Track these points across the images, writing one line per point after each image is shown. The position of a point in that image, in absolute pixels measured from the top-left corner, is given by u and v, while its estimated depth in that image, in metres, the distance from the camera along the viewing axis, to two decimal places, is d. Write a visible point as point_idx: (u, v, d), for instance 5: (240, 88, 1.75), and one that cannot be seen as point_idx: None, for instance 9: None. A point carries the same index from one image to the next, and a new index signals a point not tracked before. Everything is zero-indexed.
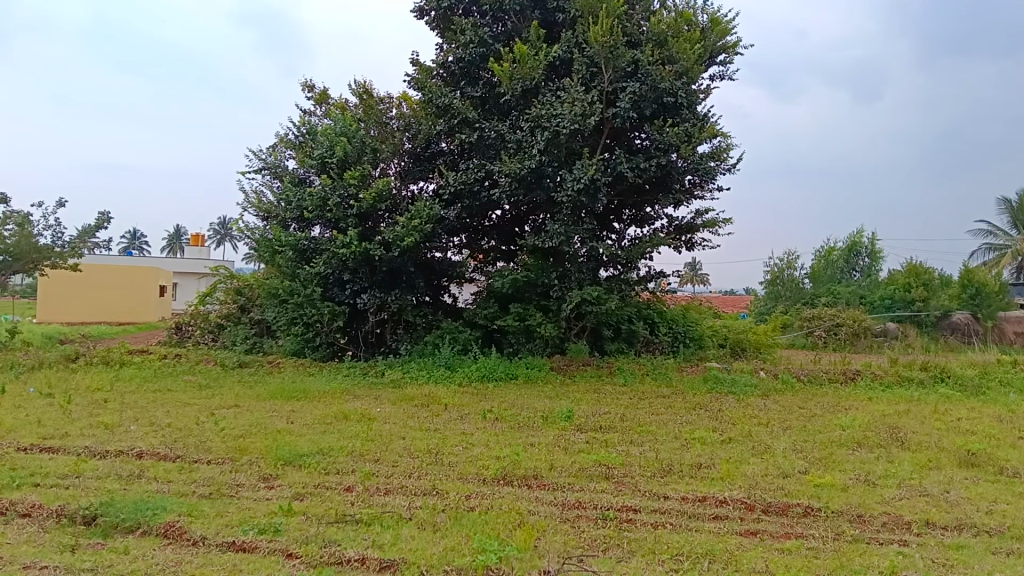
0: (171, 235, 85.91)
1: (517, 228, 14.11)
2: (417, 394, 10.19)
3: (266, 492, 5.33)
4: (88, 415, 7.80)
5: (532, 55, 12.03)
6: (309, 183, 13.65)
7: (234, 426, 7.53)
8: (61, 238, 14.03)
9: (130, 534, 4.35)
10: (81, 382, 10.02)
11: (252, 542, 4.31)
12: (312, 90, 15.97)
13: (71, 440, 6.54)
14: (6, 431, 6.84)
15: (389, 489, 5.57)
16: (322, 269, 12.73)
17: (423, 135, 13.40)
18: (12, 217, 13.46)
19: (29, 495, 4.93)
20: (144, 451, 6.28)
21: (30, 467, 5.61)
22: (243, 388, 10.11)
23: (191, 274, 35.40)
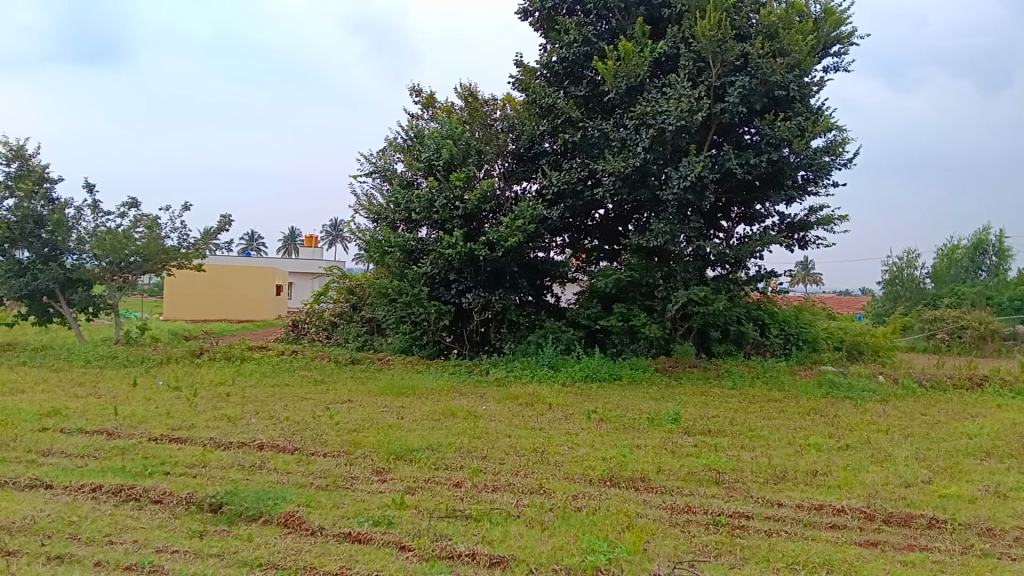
0: (287, 237, 89.61)
1: (621, 228, 13.96)
2: (522, 392, 10.25)
3: (379, 485, 5.46)
4: (213, 407, 8.21)
5: (637, 52, 11.90)
6: (416, 185, 13.93)
7: (348, 421, 7.76)
8: (187, 240, 14.79)
9: (253, 522, 4.54)
10: (206, 376, 10.56)
11: (367, 533, 4.43)
12: (420, 95, 16.28)
13: (198, 432, 6.89)
14: (139, 421, 7.27)
15: (497, 486, 5.61)
16: (428, 269, 12.98)
17: (527, 136, 13.43)
18: (143, 220, 14.28)
19: (161, 482, 5.22)
20: (265, 443, 6.54)
21: (161, 455, 5.93)
22: (355, 384, 10.43)
23: (305, 275, 36.76)
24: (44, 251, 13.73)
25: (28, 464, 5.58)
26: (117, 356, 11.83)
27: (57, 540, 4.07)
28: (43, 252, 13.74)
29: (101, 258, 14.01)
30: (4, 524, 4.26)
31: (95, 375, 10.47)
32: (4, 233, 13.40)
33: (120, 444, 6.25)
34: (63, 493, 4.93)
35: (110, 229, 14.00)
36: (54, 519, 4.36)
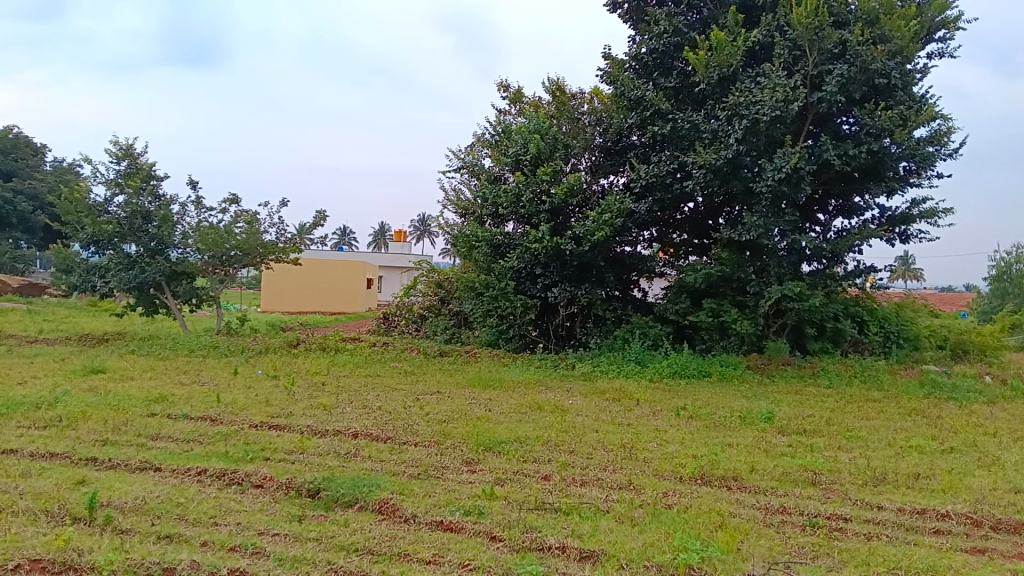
0: (377, 231, 91.54)
1: (711, 221, 13.67)
2: (608, 388, 10.18)
3: (468, 475, 5.52)
4: (309, 396, 8.48)
5: (730, 41, 11.63)
6: (504, 180, 14.00)
7: (438, 412, 7.87)
8: (284, 234, 15.27)
9: (349, 508, 4.66)
10: (302, 366, 10.90)
11: (459, 523, 4.48)
12: (508, 90, 16.34)
13: (295, 419, 7.11)
14: (240, 408, 7.56)
15: (585, 480, 5.59)
16: (515, 263, 13.02)
17: (615, 129, 13.31)
18: (243, 216, 14.79)
19: (261, 467, 5.41)
20: (359, 431, 6.70)
21: (261, 442, 6.15)
22: (444, 376, 10.58)
23: (395, 268, 37.44)
24: (151, 245, 14.41)
25: (139, 447, 5.87)
26: (218, 346, 12.31)
27: (166, 520, 4.27)
28: (151, 246, 14.41)
29: (204, 252, 14.61)
30: (118, 503, 4.50)
31: (199, 364, 10.92)
32: (115, 227, 14.12)
33: (223, 430, 6.50)
34: (170, 475, 5.17)
35: (212, 224, 14.57)
36: (162, 501, 4.57)
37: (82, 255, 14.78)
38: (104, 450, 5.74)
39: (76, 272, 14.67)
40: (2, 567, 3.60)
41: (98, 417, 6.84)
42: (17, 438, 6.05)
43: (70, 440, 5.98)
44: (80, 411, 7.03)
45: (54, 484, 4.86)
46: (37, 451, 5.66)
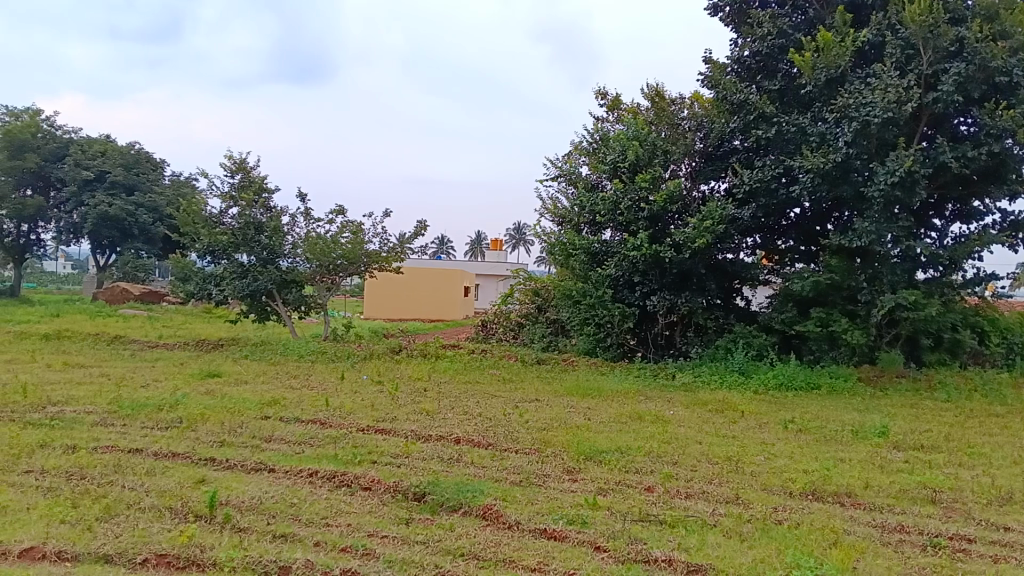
0: (475, 239, 92.57)
1: (818, 227, 13.22)
2: (711, 398, 9.96)
3: (571, 484, 5.49)
4: (412, 401, 8.63)
5: (838, 41, 11.26)
6: (602, 188, 13.92)
7: (537, 419, 7.87)
8: (387, 243, 15.62)
9: (453, 513, 4.72)
10: (405, 371, 11.13)
11: (563, 531, 4.46)
12: (606, 97, 16.23)
13: (399, 424, 7.25)
14: (347, 412, 7.77)
15: (690, 493, 5.48)
16: (613, 271, 12.89)
17: (716, 134, 13.00)
18: (349, 226, 15.21)
19: (369, 470, 5.53)
20: (460, 437, 6.77)
21: (368, 445, 6.29)
22: (542, 383, 10.59)
23: (492, 276, 37.76)
24: (264, 255, 14.97)
25: (254, 448, 6.10)
26: (325, 351, 12.69)
27: (280, 519, 4.41)
28: (263, 255, 14.98)
29: (312, 261, 15.12)
30: (236, 502, 4.68)
31: (307, 368, 11.29)
32: (230, 238, 14.76)
33: (331, 433, 6.69)
34: (283, 476, 5.35)
35: (320, 235, 15.05)
36: (277, 500, 4.73)
37: (199, 265, 15.50)
38: (221, 450, 5.99)
39: (193, 280, 15.33)
40: (132, 561, 3.80)
41: (216, 418, 7.16)
42: (143, 437, 6.39)
43: (191, 441, 6.27)
44: (199, 412, 7.37)
45: (177, 482, 5.09)
46: (161, 450, 5.96)
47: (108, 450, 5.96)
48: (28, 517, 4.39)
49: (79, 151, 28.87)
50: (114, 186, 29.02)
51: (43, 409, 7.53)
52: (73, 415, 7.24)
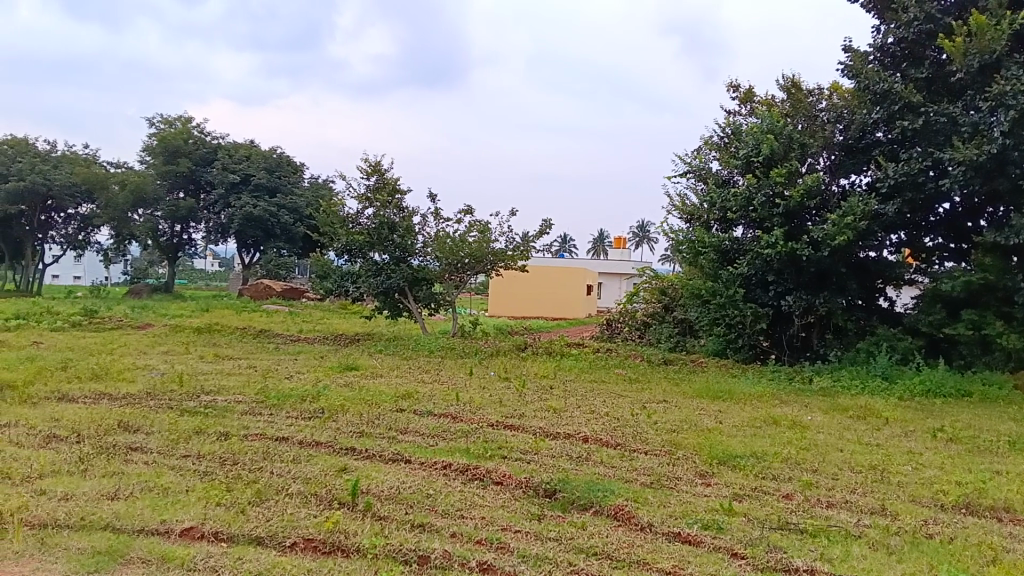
0: (598, 237, 92.23)
1: (971, 223, 12.40)
2: (851, 404, 9.52)
3: (704, 489, 5.37)
4: (540, 398, 8.69)
5: (993, 25, 10.53)
6: (733, 184, 13.60)
7: (666, 421, 7.74)
8: (513, 242, 15.75)
9: (584, 511, 4.70)
10: (531, 369, 11.21)
11: (697, 536, 4.36)
12: (738, 90, 15.75)
13: (528, 421, 7.29)
14: (477, 407, 7.90)
15: (832, 502, 5.24)
16: (745, 270, 12.56)
17: (857, 125, 12.36)
18: (476, 225, 15.42)
19: (500, 465, 5.60)
20: (589, 436, 6.74)
21: (498, 440, 6.37)
22: (670, 385, 10.41)
23: (616, 274, 37.45)
24: (396, 253, 15.43)
25: (390, 440, 6.30)
26: (454, 347, 12.94)
27: (418, 510, 4.52)
28: (395, 254, 15.47)
29: (441, 260, 15.50)
30: (376, 491, 4.84)
31: (436, 364, 11.54)
32: (365, 237, 15.31)
33: (463, 428, 6.81)
34: (419, 468, 5.48)
35: (449, 234, 15.37)
36: (415, 491, 4.86)
37: (336, 263, 16.14)
38: (360, 441, 6.22)
39: (331, 278, 16.00)
40: (282, 544, 4.00)
41: (355, 410, 7.45)
42: (288, 426, 6.71)
43: (332, 431, 6.53)
44: (339, 404, 7.67)
45: (320, 470, 5.32)
46: (305, 439, 6.24)
47: (256, 438, 6.28)
48: (188, 499, 4.69)
49: (226, 156, 30.65)
50: (258, 188, 30.61)
51: (197, 397, 8.03)
52: (223, 404, 7.69)
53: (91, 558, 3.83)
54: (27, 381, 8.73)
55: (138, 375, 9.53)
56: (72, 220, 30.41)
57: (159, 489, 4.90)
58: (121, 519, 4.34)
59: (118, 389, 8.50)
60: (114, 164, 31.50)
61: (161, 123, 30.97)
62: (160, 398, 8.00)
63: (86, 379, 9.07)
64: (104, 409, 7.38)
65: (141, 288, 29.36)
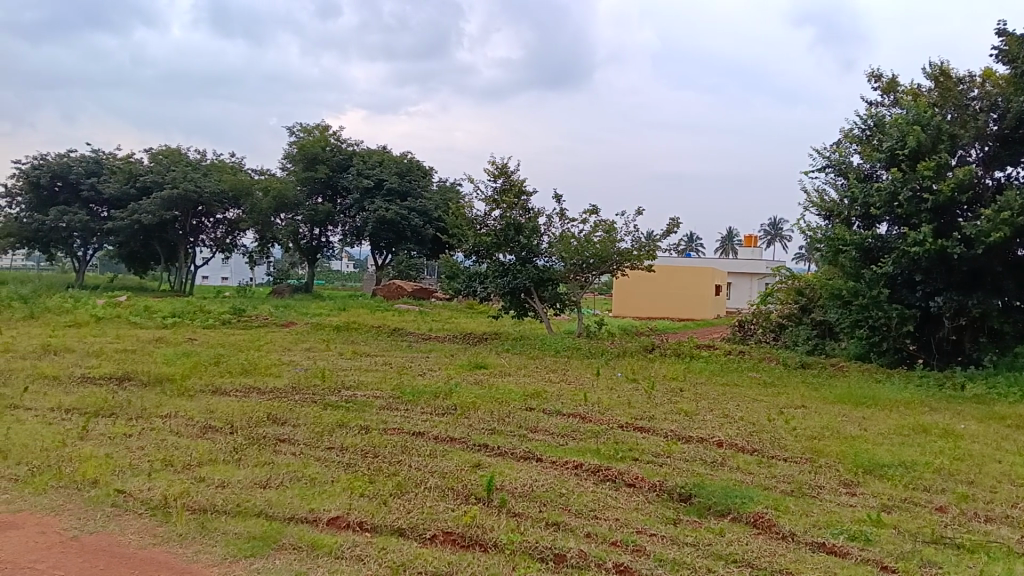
0: (727, 236, 89.90)
1: None
2: (1010, 412, 8.85)
3: (849, 498, 5.13)
4: (670, 401, 8.56)
5: None
6: (876, 178, 12.97)
7: (806, 427, 7.45)
8: (639, 241, 15.57)
9: (722, 518, 4.60)
10: (660, 370, 11.06)
11: (843, 547, 4.17)
12: (881, 80, 14.97)
13: (659, 423, 7.19)
14: (606, 408, 7.87)
15: (992, 517, 4.90)
16: (890, 269, 11.97)
17: (1014, 114, 11.50)
18: (601, 224, 15.34)
19: (633, 467, 5.54)
20: (724, 440, 6.58)
21: (629, 442, 6.31)
22: (808, 389, 10.01)
23: (747, 274, 36.38)
24: (522, 254, 15.57)
25: (521, 438, 6.36)
26: (580, 347, 12.93)
27: (552, 508, 4.55)
28: (522, 255, 15.63)
29: (566, 260, 15.52)
30: (510, 487, 4.90)
31: (564, 364, 11.57)
32: (492, 238, 15.53)
33: (593, 428, 6.79)
34: (551, 467, 5.51)
35: (574, 234, 15.37)
36: (548, 489, 4.88)
37: (464, 264, 16.46)
38: (492, 438, 6.31)
39: (459, 278, 16.33)
40: (422, 536, 4.12)
41: (486, 407, 7.57)
42: (423, 422, 6.90)
43: (465, 427, 6.67)
44: (470, 401, 7.82)
45: (456, 465, 5.44)
46: (440, 434, 6.39)
47: (394, 432, 6.49)
48: (333, 489, 4.90)
49: (360, 162, 31.81)
50: (390, 193, 31.58)
51: (338, 392, 8.38)
52: (362, 399, 7.99)
53: (247, 543, 4.08)
54: (186, 375, 9.35)
55: (284, 371, 10.04)
56: (220, 225, 32.36)
57: (306, 479, 5.14)
58: (272, 506, 4.59)
59: (266, 383, 8.98)
60: (257, 171, 33.30)
61: (300, 131, 32.47)
62: (305, 392, 8.40)
63: (238, 374, 9.63)
64: (254, 402, 7.82)
65: (282, 288, 30.93)
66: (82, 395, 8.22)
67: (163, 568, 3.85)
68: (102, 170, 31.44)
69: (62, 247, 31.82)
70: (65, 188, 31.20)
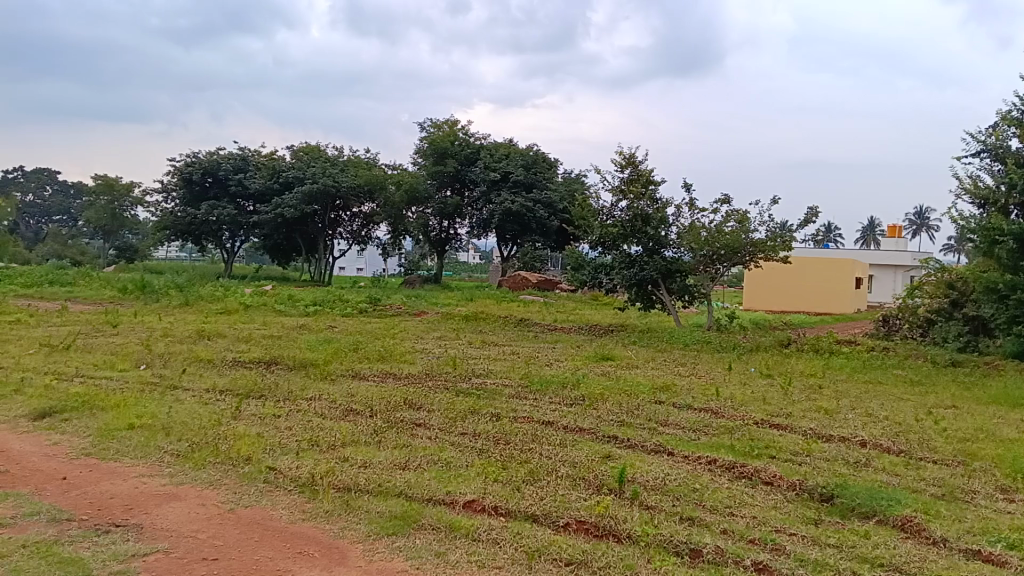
0: (866, 226, 85.59)
1: None
2: None
3: (1007, 505, 4.82)
4: (808, 398, 8.26)
5: None
6: None
7: (958, 428, 7.02)
8: (772, 231, 15.07)
9: (866, 520, 4.42)
10: (797, 366, 10.68)
11: (1002, 555, 3.93)
12: None
13: (796, 420, 6.96)
14: (740, 403, 7.69)
15: None
16: None
17: None
18: (733, 214, 14.95)
19: (770, 465, 5.41)
20: (867, 440, 6.31)
21: (765, 439, 6.15)
22: (960, 389, 9.41)
23: (890, 267, 34.54)
24: (650, 245, 15.39)
25: (651, 431, 6.32)
26: (710, 341, 12.67)
27: (685, 503, 4.50)
28: (649, 245, 15.44)
29: (696, 251, 15.22)
30: (642, 480, 4.88)
31: (694, 357, 11.38)
32: (619, 229, 15.43)
33: (726, 424, 6.65)
34: (683, 461, 5.45)
35: (704, 225, 15.04)
36: (681, 483, 4.84)
37: (589, 255, 16.42)
38: (622, 429, 6.30)
39: (586, 269, 16.32)
40: (556, 523, 4.17)
41: (615, 399, 7.56)
42: (553, 411, 6.97)
43: (594, 418, 6.69)
44: (599, 392, 7.83)
45: (586, 455, 5.46)
46: (569, 424, 6.44)
47: (524, 421, 6.59)
48: (468, 473, 5.03)
49: (487, 155, 32.25)
50: (516, 185, 31.82)
51: (470, 380, 8.59)
52: (492, 387, 8.16)
53: (389, 522, 4.26)
54: (327, 360, 9.83)
55: (418, 358, 10.36)
56: (356, 218, 33.62)
57: (442, 462, 5.30)
58: (412, 487, 4.76)
59: (401, 369, 9.31)
60: (390, 165, 34.37)
61: (430, 126, 33.27)
62: (437, 379, 8.66)
63: (375, 360, 10.04)
64: (391, 387, 8.13)
65: (413, 279, 31.83)
66: (235, 378, 8.79)
67: (312, 542, 4.08)
68: (248, 166, 33.33)
69: (213, 239, 33.95)
70: (215, 184, 33.27)
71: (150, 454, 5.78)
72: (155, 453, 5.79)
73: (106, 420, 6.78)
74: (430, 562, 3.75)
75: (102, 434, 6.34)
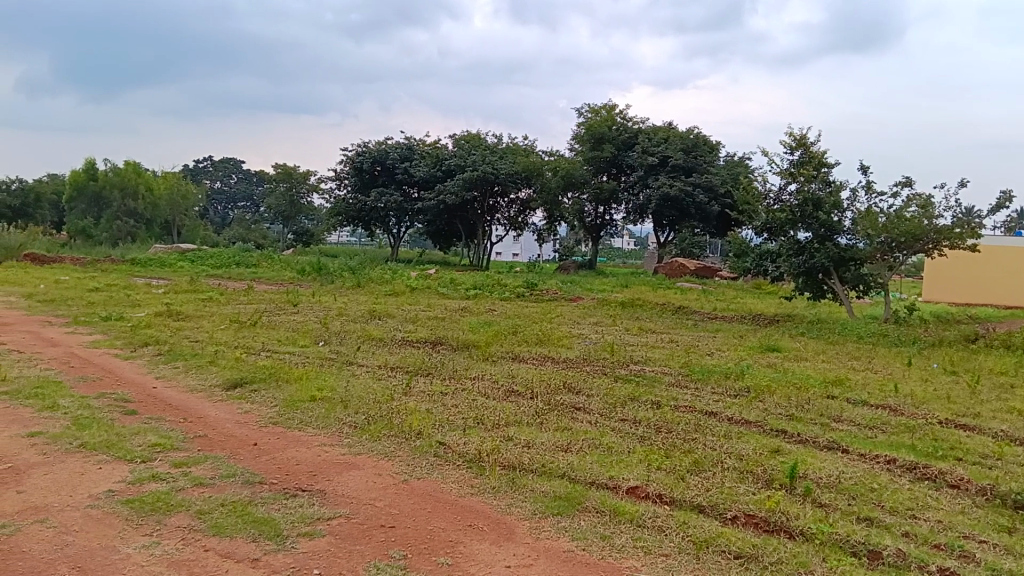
0: None
1: None
2: None
3: None
4: (998, 397, 7.66)
5: None
6: None
7: None
8: (960, 217, 13.95)
9: None
10: (985, 363, 9.91)
11: None
12: None
13: (985, 422, 6.47)
14: (920, 401, 7.24)
15: None
16: None
17: None
18: (916, 198, 13.99)
19: (957, 467, 5.07)
20: None
21: (951, 440, 5.77)
22: None
23: None
24: (822, 231, 14.68)
25: (823, 426, 6.08)
26: (887, 334, 11.97)
27: (862, 502, 4.32)
28: (820, 232, 14.73)
29: (873, 238, 14.35)
30: (815, 477, 4.73)
31: (869, 350, 10.80)
32: (787, 215, 14.85)
33: (905, 422, 6.29)
34: (858, 459, 5.21)
35: (882, 210, 14.16)
36: (857, 483, 4.64)
37: (754, 242, 15.92)
38: (791, 424, 6.10)
39: (750, 256, 15.82)
40: (724, 516, 4.12)
41: (783, 391, 7.32)
42: (716, 402, 6.86)
43: (760, 411, 6.52)
44: (765, 385, 7.60)
45: (754, 448, 5.34)
46: (734, 416, 6.30)
47: (686, 410, 6.53)
48: (632, 459, 5.05)
49: (646, 139, 31.77)
50: (675, 169, 31.14)
51: (628, 366, 8.57)
52: (653, 375, 8.11)
53: (554, 502, 4.36)
54: (489, 342, 10.11)
55: (576, 343, 10.44)
56: (514, 204, 34.15)
57: (605, 447, 5.35)
58: (575, 470, 4.85)
59: (560, 354, 9.42)
60: (548, 151, 34.63)
61: (589, 111, 33.20)
62: (596, 364, 8.72)
63: (534, 343, 10.22)
64: (552, 370, 8.25)
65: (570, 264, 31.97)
66: (404, 356, 9.22)
67: (482, 516, 4.25)
68: (414, 155, 34.63)
69: (380, 225, 35.53)
70: (383, 172, 34.77)
71: (331, 425, 6.19)
72: (335, 424, 6.20)
73: (290, 392, 7.30)
74: (596, 545, 3.82)
75: (288, 405, 6.85)
